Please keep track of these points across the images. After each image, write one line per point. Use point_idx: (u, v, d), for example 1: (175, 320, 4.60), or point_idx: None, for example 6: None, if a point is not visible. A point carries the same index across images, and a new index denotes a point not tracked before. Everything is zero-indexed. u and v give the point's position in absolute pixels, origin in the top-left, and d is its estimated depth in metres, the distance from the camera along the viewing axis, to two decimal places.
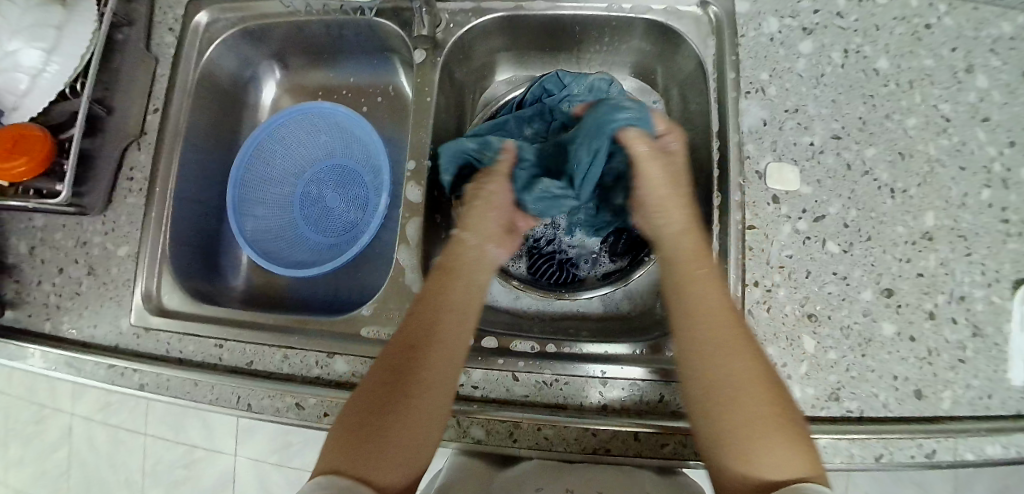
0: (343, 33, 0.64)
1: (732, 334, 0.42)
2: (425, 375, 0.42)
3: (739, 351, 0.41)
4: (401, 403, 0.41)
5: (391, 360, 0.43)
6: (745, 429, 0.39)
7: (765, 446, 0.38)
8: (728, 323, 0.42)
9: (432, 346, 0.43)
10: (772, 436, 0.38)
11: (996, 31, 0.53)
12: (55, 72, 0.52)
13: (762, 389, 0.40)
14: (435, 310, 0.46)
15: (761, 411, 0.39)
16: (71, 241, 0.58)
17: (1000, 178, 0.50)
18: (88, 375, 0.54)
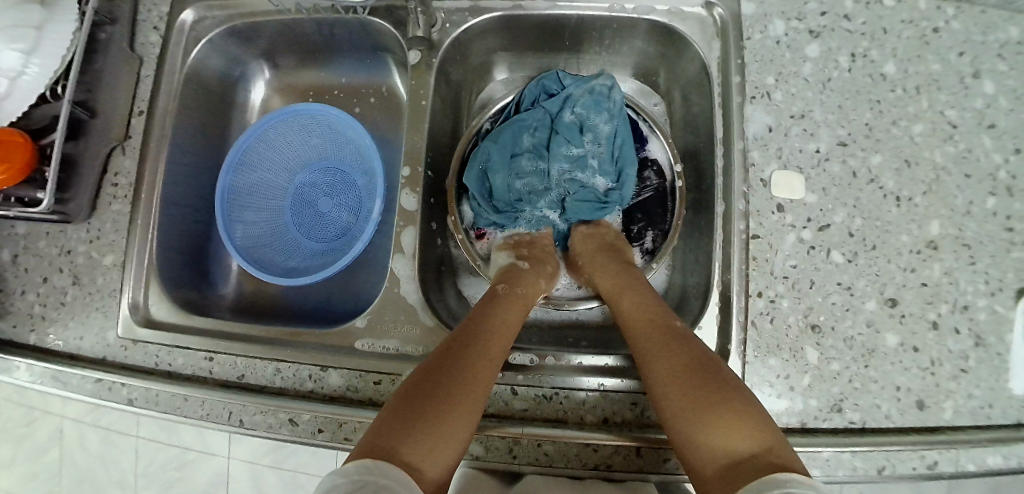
0: (334, 32, 0.62)
1: (662, 336, 0.43)
2: (473, 385, 0.39)
3: (673, 347, 0.41)
4: (443, 404, 0.37)
5: (438, 354, 0.41)
6: (686, 414, 0.37)
7: (714, 426, 0.36)
8: (657, 326, 0.44)
9: (479, 354, 0.41)
10: (721, 416, 0.36)
11: (1004, 34, 0.52)
12: (35, 74, 0.49)
13: (705, 377, 0.39)
14: (487, 325, 0.44)
15: (704, 392, 0.37)
16: (55, 249, 0.56)
17: (1006, 186, 0.49)
18: (74, 389, 0.52)
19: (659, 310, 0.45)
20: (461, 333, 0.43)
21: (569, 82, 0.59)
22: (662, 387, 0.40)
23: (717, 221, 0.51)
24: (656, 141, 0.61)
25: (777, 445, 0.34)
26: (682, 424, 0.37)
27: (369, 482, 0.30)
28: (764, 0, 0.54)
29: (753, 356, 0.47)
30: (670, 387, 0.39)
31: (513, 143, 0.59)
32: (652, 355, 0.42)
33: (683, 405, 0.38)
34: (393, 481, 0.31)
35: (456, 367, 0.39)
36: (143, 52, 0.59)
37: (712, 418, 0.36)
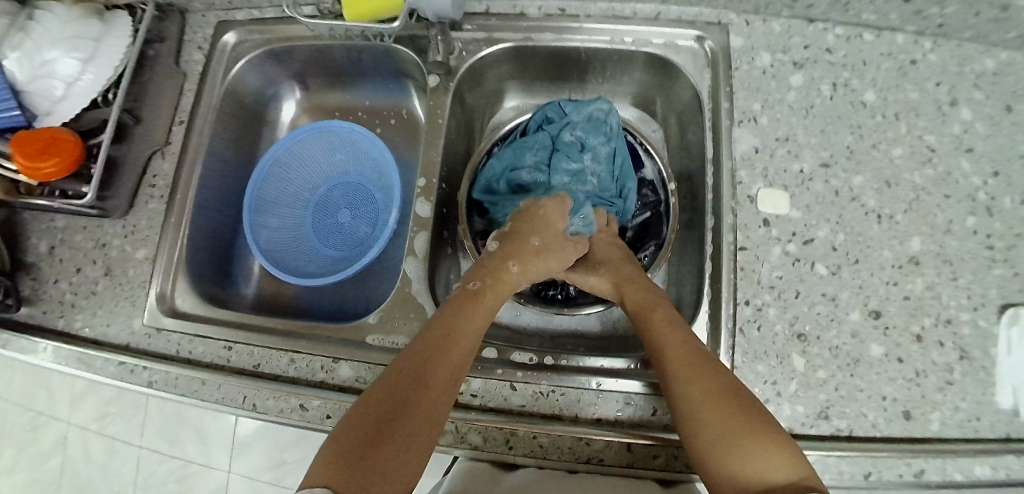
0: (361, 58, 0.67)
1: (692, 355, 0.43)
2: (425, 414, 0.40)
3: (703, 369, 0.42)
4: (397, 436, 0.38)
5: (398, 378, 0.41)
6: (717, 437, 0.38)
7: (745, 454, 0.36)
8: (687, 345, 0.44)
9: (437, 377, 0.42)
10: (751, 444, 0.37)
11: (980, 66, 0.55)
12: (89, 80, 0.55)
13: (731, 403, 0.39)
14: (446, 342, 0.44)
15: (738, 421, 0.38)
16: (91, 242, 0.61)
17: (985, 206, 0.51)
18: (97, 371, 0.55)
19: (685, 331, 0.46)
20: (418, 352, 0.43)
21: (573, 107, 0.63)
22: (694, 407, 0.40)
23: (707, 233, 0.54)
24: (650, 163, 0.64)
25: (809, 475, 0.35)
26: (713, 447, 0.38)
27: None
28: (751, 35, 0.58)
29: (741, 361, 0.48)
30: (704, 408, 0.39)
31: (514, 160, 0.63)
32: (682, 375, 0.42)
33: (718, 429, 0.38)
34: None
35: (412, 393, 0.40)
36: (186, 68, 0.65)
37: (750, 443, 0.37)
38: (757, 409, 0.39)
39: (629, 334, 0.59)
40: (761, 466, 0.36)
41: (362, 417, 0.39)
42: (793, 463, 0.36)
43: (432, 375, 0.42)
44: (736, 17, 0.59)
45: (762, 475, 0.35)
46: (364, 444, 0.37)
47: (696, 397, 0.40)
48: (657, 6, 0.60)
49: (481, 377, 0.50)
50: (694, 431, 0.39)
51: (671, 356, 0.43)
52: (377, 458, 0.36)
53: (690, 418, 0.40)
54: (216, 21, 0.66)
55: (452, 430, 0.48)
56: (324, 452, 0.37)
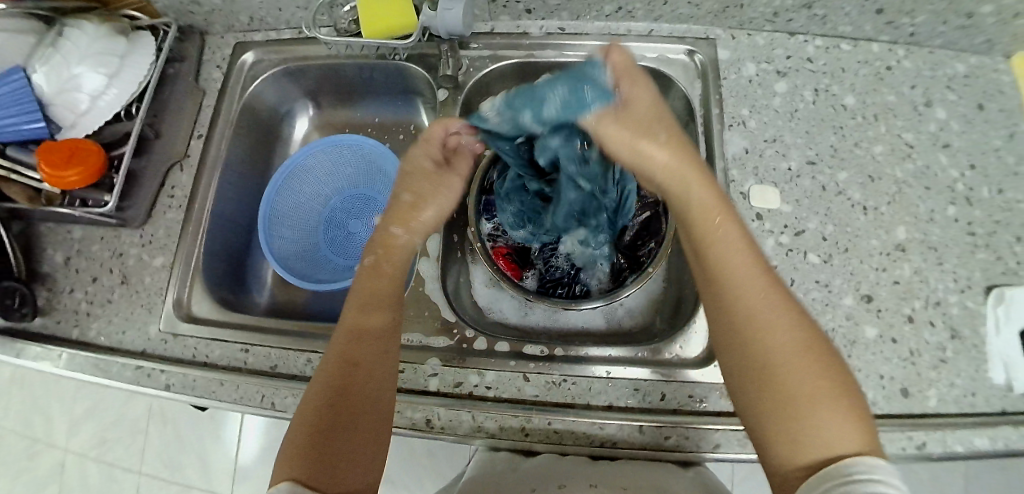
0: (372, 75, 0.70)
1: (764, 298, 0.38)
2: (370, 389, 0.42)
3: (778, 320, 0.37)
4: (349, 420, 0.40)
5: (335, 366, 0.43)
6: (789, 398, 0.35)
7: (813, 420, 0.34)
8: (766, 287, 0.39)
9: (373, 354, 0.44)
10: (822, 409, 0.34)
11: (951, 70, 0.60)
12: (113, 95, 0.58)
13: (810, 361, 0.36)
14: (359, 323, 0.45)
15: (813, 379, 0.35)
16: (108, 252, 0.62)
17: (964, 196, 0.55)
18: (114, 376, 0.56)
19: (764, 267, 0.40)
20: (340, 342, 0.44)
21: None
22: (766, 362, 0.36)
23: None
24: None
25: (873, 441, 0.34)
26: (782, 409, 0.35)
27: None
28: (737, 47, 0.63)
29: None
30: (777, 367, 0.36)
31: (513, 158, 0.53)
32: (750, 326, 0.37)
33: (794, 389, 0.35)
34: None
35: (352, 377, 0.42)
36: (205, 86, 0.68)
37: (821, 408, 0.34)
38: (832, 367, 0.36)
39: (634, 331, 0.60)
40: (830, 435, 0.33)
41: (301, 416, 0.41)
42: (862, 432, 0.34)
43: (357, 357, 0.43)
44: (723, 32, 0.63)
45: (833, 443, 0.33)
46: (314, 437, 0.39)
47: (775, 352, 0.36)
48: (649, 24, 0.65)
49: (495, 369, 0.51)
50: (758, 390, 0.36)
51: (744, 302, 0.38)
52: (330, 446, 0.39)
53: (756, 376, 0.37)
54: (234, 43, 0.70)
55: (469, 420, 0.49)
56: (282, 457, 0.39)
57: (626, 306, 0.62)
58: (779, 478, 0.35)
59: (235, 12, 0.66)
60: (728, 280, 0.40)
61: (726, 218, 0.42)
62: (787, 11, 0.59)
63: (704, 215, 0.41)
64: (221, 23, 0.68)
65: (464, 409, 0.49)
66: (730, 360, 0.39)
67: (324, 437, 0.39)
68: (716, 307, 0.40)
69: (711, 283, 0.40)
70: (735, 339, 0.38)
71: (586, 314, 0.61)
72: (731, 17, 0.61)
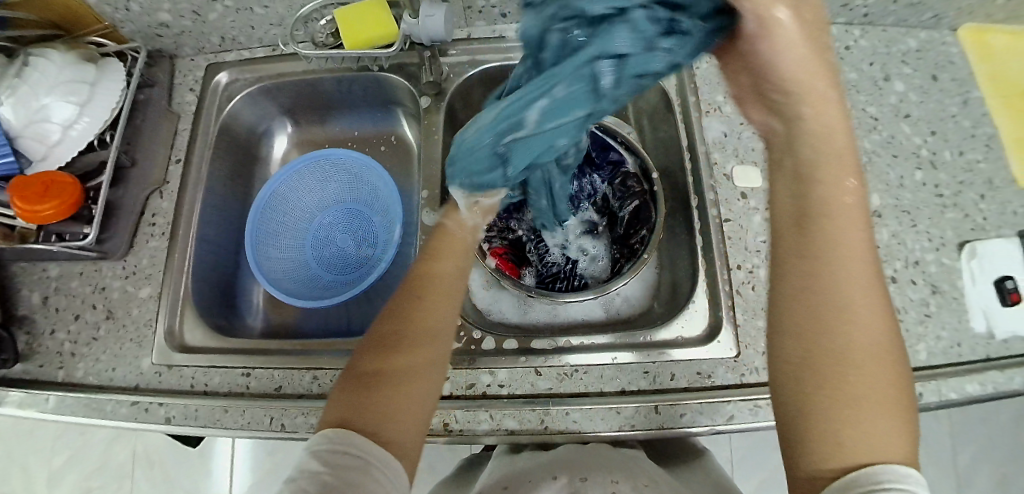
0: (351, 88, 0.70)
1: (870, 292, 0.31)
2: (426, 330, 0.40)
3: (873, 321, 0.31)
4: (402, 360, 0.38)
5: (394, 305, 0.41)
6: (845, 399, 0.29)
7: (863, 421, 0.29)
8: (868, 269, 0.32)
9: (433, 294, 0.42)
10: (875, 412, 0.29)
11: (904, 46, 0.64)
12: (85, 124, 0.55)
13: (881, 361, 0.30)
14: (420, 285, 0.42)
15: (878, 378, 0.30)
16: (90, 287, 0.60)
17: (929, 161, 0.58)
18: (108, 415, 0.53)
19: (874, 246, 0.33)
20: (401, 295, 0.42)
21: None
22: (840, 357, 0.30)
23: (693, 212, 0.58)
24: (632, 155, 0.63)
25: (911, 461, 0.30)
26: (827, 403, 0.30)
27: (338, 460, 0.34)
28: None
29: (743, 319, 0.52)
30: (850, 368, 0.30)
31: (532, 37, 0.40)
32: (844, 315, 0.31)
33: (858, 393, 0.29)
34: (365, 453, 0.34)
35: (408, 317, 0.40)
36: (179, 109, 0.67)
37: (878, 418, 0.29)
38: (901, 374, 0.31)
39: (634, 319, 0.61)
40: (871, 445, 0.29)
41: (356, 357, 0.40)
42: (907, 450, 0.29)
43: (415, 314, 0.40)
44: None
45: (876, 452, 0.29)
46: (361, 382, 0.37)
47: (854, 344, 0.30)
48: None
49: (506, 367, 0.51)
50: (815, 385, 0.30)
51: (842, 287, 0.31)
52: (373, 394, 0.37)
53: (819, 371, 0.30)
54: (206, 64, 0.69)
55: (487, 419, 0.49)
56: (335, 393, 0.39)
57: (624, 295, 0.63)
58: (800, 475, 0.31)
59: (207, 33, 0.65)
60: (832, 253, 0.32)
61: (856, 184, 0.34)
62: None
63: (829, 183, 0.33)
64: (191, 45, 0.67)
65: (481, 409, 0.49)
66: (792, 345, 0.32)
67: (371, 387, 0.37)
68: (804, 279, 0.32)
69: (811, 253, 0.32)
70: (817, 324, 0.31)
71: (586, 306, 0.62)
72: None
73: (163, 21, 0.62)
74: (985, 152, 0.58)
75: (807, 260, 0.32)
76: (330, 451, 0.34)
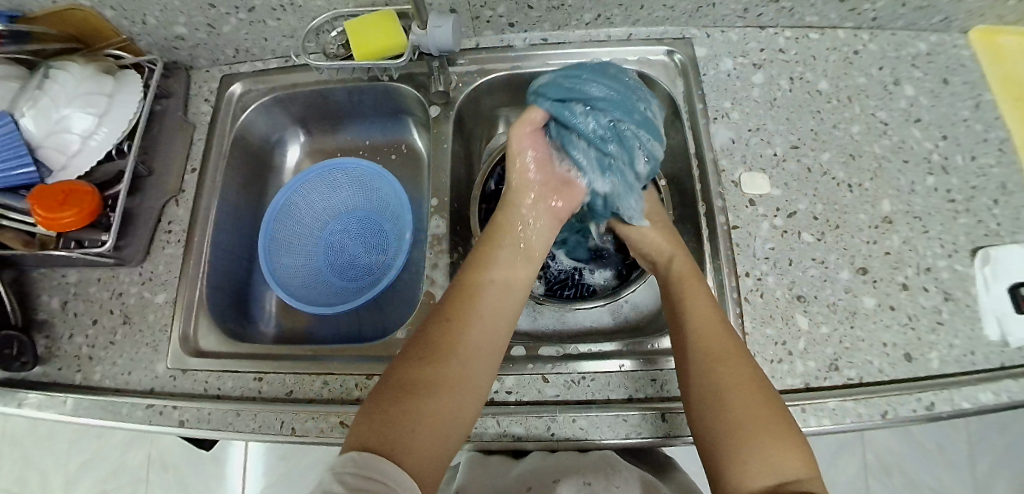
0: (362, 98, 0.71)
1: (728, 341, 0.44)
2: (467, 357, 0.43)
3: (739, 362, 0.42)
4: (439, 384, 0.41)
5: (434, 328, 0.45)
6: (735, 423, 0.39)
7: (755, 444, 0.38)
8: (722, 333, 0.44)
9: (475, 322, 0.45)
10: (759, 435, 0.38)
11: (914, 49, 0.63)
12: (104, 134, 0.57)
13: (758, 393, 0.40)
14: (461, 310, 0.46)
15: (762, 408, 0.39)
16: (107, 292, 0.62)
17: (941, 166, 0.57)
18: (124, 417, 0.54)
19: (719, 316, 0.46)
20: (441, 324, 0.45)
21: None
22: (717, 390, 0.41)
23: (700, 218, 0.58)
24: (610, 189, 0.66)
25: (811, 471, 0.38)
26: (729, 436, 0.39)
27: (365, 469, 0.34)
28: (713, 45, 0.65)
29: (751, 326, 0.52)
30: (729, 397, 0.40)
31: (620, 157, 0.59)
32: (714, 361, 0.42)
33: (741, 415, 0.39)
34: (393, 478, 0.35)
35: (452, 342, 0.43)
36: (195, 120, 0.69)
37: (766, 433, 0.38)
38: (775, 404, 0.40)
39: (641, 325, 0.61)
40: (768, 457, 0.37)
41: (386, 382, 0.41)
42: (796, 461, 0.37)
43: (455, 347, 0.43)
44: (698, 31, 0.66)
45: (774, 467, 0.37)
46: (393, 405, 0.39)
47: (726, 383, 0.41)
48: (628, 29, 0.67)
49: (514, 374, 0.52)
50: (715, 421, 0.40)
51: (705, 341, 0.44)
52: (404, 420, 0.38)
53: (715, 404, 0.40)
54: (221, 76, 0.70)
55: (494, 425, 0.49)
56: (361, 417, 0.40)
57: (632, 302, 0.63)
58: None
59: (221, 45, 0.67)
60: (695, 330, 0.45)
61: (698, 284, 0.49)
62: (757, 6, 0.62)
63: (682, 276, 0.50)
64: (206, 57, 0.69)
65: (487, 415, 0.50)
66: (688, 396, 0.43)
67: (408, 406, 0.39)
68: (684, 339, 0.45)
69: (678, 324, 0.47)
70: (698, 369, 0.43)
71: (594, 313, 0.62)
72: (705, 16, 0.64)
73: (179, 34, 0.64)
74: (998, 156, 0.57)
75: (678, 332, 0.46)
76: (358, 474, 0.34)
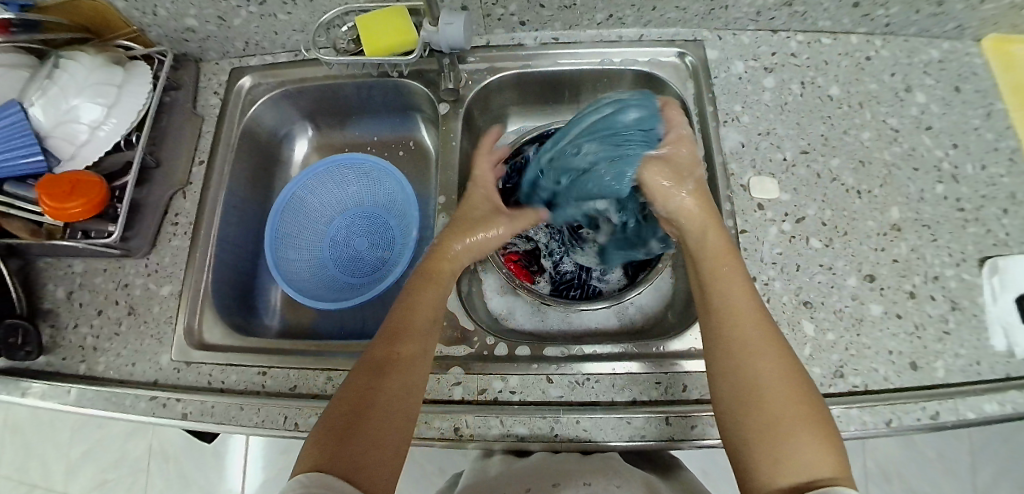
0: (371, 94, 0.71)
1: (764, 331, 0.41)
2: (402, 378, 0.43)
3: (774, 357, 0.39)
4: (378, 409, 0.41)
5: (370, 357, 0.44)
6: (769, 421, 0.37)
7: (794, 446, 0.35)
8: (758, 320, 0.41)
9: (409, 344, 0.45)
10: (799, 435, 0.36)
11: (927, 56, 0.63)
12: (113, 125, 0.57)
13: (796, 389, 0.38)
14: (394, 334, 0.45)
15: (800, 406, 0.37)
16: (113, 283, 0.62)
17: (951, 175, 0.57)
18: (127, 408, 0.55)
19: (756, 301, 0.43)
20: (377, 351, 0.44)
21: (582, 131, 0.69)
22: (754, 386, 0.38)
23: None
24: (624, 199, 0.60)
25: (846, 471, 0.35)
26: (765, 435, 0.36)
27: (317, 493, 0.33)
28: (724, 48, 0.65)
29: None
30: (766, 394, 0.38)
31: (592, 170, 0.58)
32: (749, 354, 0.40)
33: (778, 414, 0.37)
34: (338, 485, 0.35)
35: (388, 367, 0.43)
36: (203, 112, 0.68)
37: (803, 431, 0.36)
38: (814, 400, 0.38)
39: (646, 327, 0.61)
40: (808, 458, 0.35)
41: (331, 408, 0.41)
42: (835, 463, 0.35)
43: (393, 362, 0.43)
44: (710, 33, 0.66)
45: (813, 470, 0.35)
46: (334, 425, 0.39)
47: (762, 377, 0.38)
48: (639, 30, 0.67)
49: (519, 373, 0.52)
50: (748, 418, 0.37)
51: (741, 330, 0.41)
52: (349, 448, 0.38)
53: (749, 400, 0.38)
54: (231, 69, 0.70)
55: (497, 425, 0.49)
56: (308, 443, 0.39)
57: (637, 304, 0.62)
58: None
59: (231, 38, 0.66)
60: (730, 317, 0.42)
61: (734, 261, 0.45)
62: (770, 10, 0.62)
63: (716, 253, 0.46)
64: (216, 50, 0.69)
65: (491, 414, 0.50)
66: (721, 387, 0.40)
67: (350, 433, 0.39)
68: (716, 326, 0.42)
69: (712, 309, 0.43)
70: (732, 364, 0.40)
71: (600, 315, 0.62)
72: (717, 18, 0.64)
73: (190, 26, 0.64)
74: (1009, 166, 0.57)
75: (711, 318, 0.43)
76: (304, 485, 0.34)
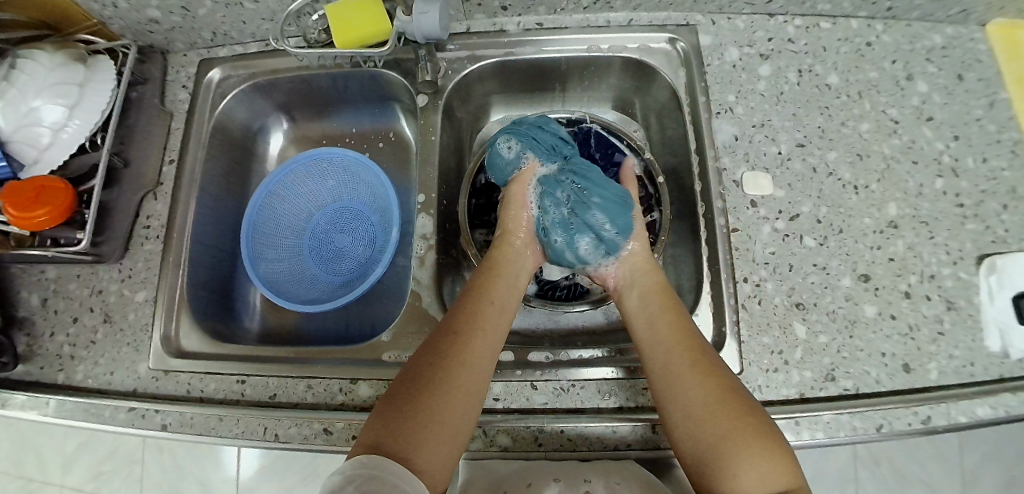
0: (347, 85, 0.68)
1: (696, 354, 0.44)
2: (467, 359, 0.43)
3: (710, 376, 0.43)
4: (442, 387, 0.41)
5: (437, 338, 0.45)
6: (720, 446, 0.39)
7: (743, 457, 0.39)
8: (689, 345, 0.45)
9: (475, 331, 0.46)
10: (745, 448, 0.39)
11: (929, 42, 0.60)
12: (77, 126, 0.54)
13: (735, 404, 0.41)
14: (456, 320, 0.46)
15: (740, 420, 0.40)
16: (87, 290, 0.60)
17: (950, 168, 0.55)
18: (106, 420, 0.53)
19: (684, 325, 0.47)
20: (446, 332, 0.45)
21: (568, 123, 0.66)
22: (697, 409, 0.41)
23: (699, 220, 0.56)
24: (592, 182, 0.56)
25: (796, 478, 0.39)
26: (717, 448, 0.40)
27: (372, 471, 0.35)
28: (718, 33, 0.62)
29: (747, 334, 0.50)
30: (710, 414, 0.41)
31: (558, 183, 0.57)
32: (687, 381, 0.43)
33: (726, 438, 0.40)
34: (396, 476, 0.35)
35: (455, 349, 0.44)
36: (172, 108, 0.65)
37: (753, 449, 0.39)
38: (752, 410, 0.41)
39: None
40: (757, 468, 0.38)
41: (395, 387, 0.42)
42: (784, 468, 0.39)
43: (461, 354, 0.44)
44: (703, 17, 0.63)
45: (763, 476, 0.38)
46: (395, 405, 0.40)
47: (700, 397, 0.42)
48: (629, 14, 0.63)
49: (503, 380, 0.51)
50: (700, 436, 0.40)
51: (673, 355, 0.45)
52: (409, 425, 0.39)
53: (696, 428, 0.41)
54: (199, 61, 0.67)
55: (480, 435, 0.48)
56: (371, 418, 0.40)
57: None
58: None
59: (198, 29, 0.63)
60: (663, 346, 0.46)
61: (661, 293, 0.50)
62: None
63: (647, 290, 0.50)
64: (183, 41, 0.65)
65: (475, 425, 0.48)
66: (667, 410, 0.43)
67: (411, 410, 0.40)
68: (659, 363, 0.45)
69: (646, 341, 0.47)
70: (671, 388, 0.43)
71: (586, 313, 0.61)
72: (710, 2, 0.60)
73: (153, 17, 0.60)
74: (1010, 158, 0.55)
75: (647, 349, 0.46)
76: (363, 476, 0.34)
